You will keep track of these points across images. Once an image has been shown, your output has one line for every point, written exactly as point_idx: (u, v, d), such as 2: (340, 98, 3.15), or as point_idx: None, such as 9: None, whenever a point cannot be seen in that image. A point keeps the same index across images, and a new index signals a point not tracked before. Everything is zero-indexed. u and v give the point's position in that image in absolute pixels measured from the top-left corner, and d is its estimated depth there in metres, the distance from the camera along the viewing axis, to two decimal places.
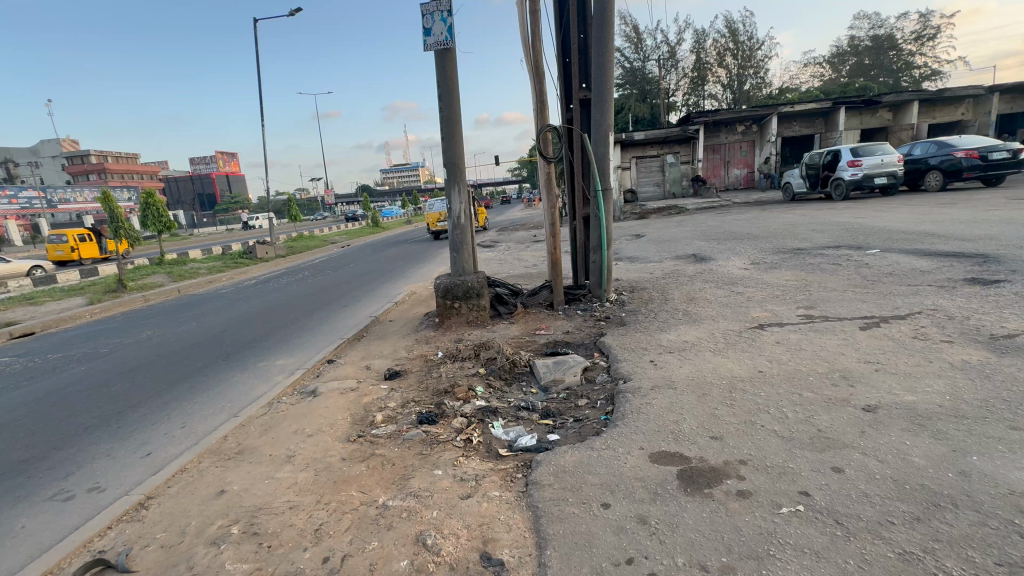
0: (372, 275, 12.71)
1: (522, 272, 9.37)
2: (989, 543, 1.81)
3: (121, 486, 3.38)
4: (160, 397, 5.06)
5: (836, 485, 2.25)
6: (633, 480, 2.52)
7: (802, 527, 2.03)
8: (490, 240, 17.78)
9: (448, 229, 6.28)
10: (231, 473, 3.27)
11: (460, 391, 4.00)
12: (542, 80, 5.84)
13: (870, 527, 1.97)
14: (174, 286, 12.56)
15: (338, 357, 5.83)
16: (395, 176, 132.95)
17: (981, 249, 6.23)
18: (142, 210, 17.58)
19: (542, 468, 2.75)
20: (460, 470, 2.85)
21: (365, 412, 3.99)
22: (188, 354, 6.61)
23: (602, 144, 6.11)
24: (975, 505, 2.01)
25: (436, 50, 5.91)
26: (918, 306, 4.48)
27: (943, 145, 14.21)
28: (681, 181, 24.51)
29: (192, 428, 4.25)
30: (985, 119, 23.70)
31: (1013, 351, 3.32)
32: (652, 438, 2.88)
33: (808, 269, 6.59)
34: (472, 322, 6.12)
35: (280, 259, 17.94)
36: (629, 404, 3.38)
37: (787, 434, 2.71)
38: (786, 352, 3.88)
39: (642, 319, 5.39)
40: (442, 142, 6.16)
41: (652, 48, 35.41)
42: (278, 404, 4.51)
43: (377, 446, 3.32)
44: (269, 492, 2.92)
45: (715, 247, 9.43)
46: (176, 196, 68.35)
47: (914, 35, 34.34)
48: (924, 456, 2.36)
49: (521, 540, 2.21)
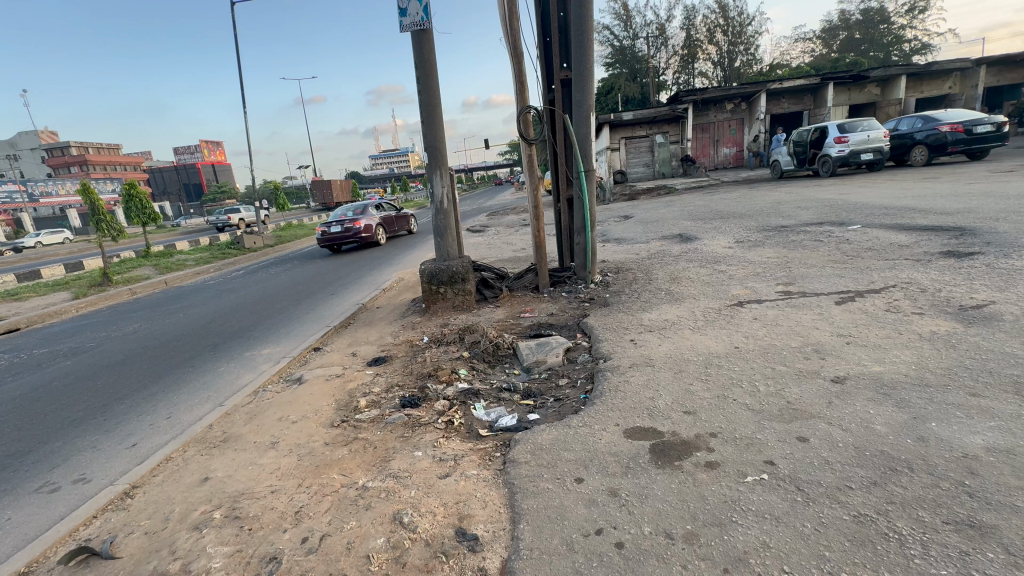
0: (360, 262, 12.69)
1: (510, 256, 9.42)
2: (939, 504, 1.88)
3: (106, 477, 3.41)
4: (146, 389, 5.07)
5: (800, 454, 2.31)
6: (606, 454, 2.58)
7: (764, 494, 2.10)
8: (480, 224, 17.66)
9: (431, 215, 6.24)
10: (215, 461, 3.32)
11: (443, 374, 4.06)
12: (521, 60, 5.75)
13: (830, 492, 2.04)
14: (161, 278, 12.48)
15: (325, 345, 5.87)
16: (385, 162, 131.96)
17: (957, 221, 6.33)
18: (125, 202, 17.14)
19: (520, 446, 2.81)
20: (440, 451, 2.90)
21: (350, 397, 4.03)
22: (173, 346, 6.57)
23: (585, 124, 6.03)
24: (930, 468, 2.08)
25: (412, 30, 5.79)
26: (893, 280, 4.54)
27: (930, 120, 14.28)
28: (670, 161, 24.45)
29: (178, 418, 4.28)
30: (972, 92, 23.71)
31: (979, 321, 3.39)
32: (627, 415, 2.95)
33: (791, 246, 6.67)
34: (458, 307, 6.14)
35: (269, 248, 17.82)
36: (607, 383, 3.44)
37: (758, 407, 2.78)
38: (762, 327, 3.96)
39: (625, 300, 5.44)
40: (421, 127, 6.09)
41: (642, 26, 35.04)
42: (264, 392, 4.55)
43: (361, 430, 3.37)
44: (252, 477, 2.97)
45: (701, 226, 9.48)
46: (162, 188, 67.80)
47: (907, 8, 33.97)
48: (885, 424, 2.43)
49: (495, 515, 2.27)
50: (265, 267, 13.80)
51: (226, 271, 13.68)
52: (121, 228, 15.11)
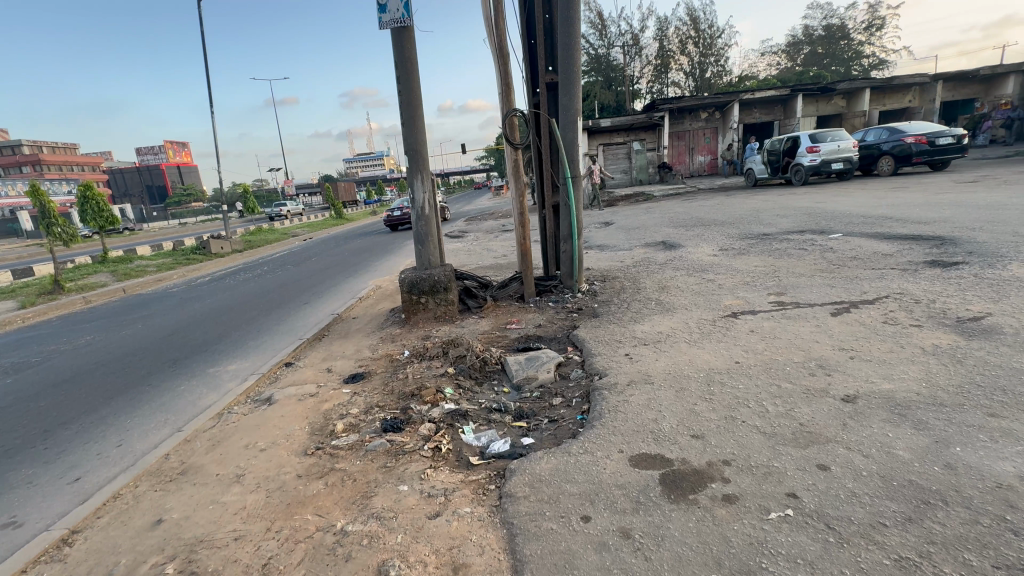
0: (335, 269, 12.21)
1: (491, 263, 9.17)
2: (985, 544, 1.73)
3: (42, 519, 2.99)
4: (96, 412, 4.60)
5: (824, 484, 2.14)
6: (613, 487, 2.35)
7: (793, 534, 1.91)
8: (459, 229, 17.35)
9: (412, 221, 5.95)
10: (171, 499, 2.95)
11: (427, 394, 3.76)
12: (506, 61, 5.55)
13: (863, 531, 1.87)
14: (119, 285, 11.71)
15: (297, 359, 5.48)
16: (359, 166, 130.20)
17: (935, 231, 6.43)
18: (80, 204, 16.06)
19: (516, 477, 2.56)
20: (427, 485, 2.61)
21: (325, 420, 3.70)
22: (128, 361, 6.04)
23: (571, 129, 5.87)
24: (965, 501, 1.94)
25: (392, 28, 5.51)
26: (885, 290, 4.50)
27: (895, 131, 14.74)
28: (647, 168, 24.70)
29: (129, 446, 3.85)
30: (930, 106, 24.82)
31: (979, 334, 3.33)
32: (631, 439, 2.73)
33: (776, 254, 6.65)
34: (440, 318, 5.85)
35: (237, 254, 17.04)
36: (605, 403, 3.22)
37: (770, 430, 2.61)
38: (761, 341, 3.82)
39: (615, 310, 5.26)
40: (401, 129, 5.80)
41: (617, 35, 35.51)
42: (229, 414, 4.16)
43: (338, 459, 3.05)
44: (213, 519, 2.62)
45: (683, 233, 9.47)
46: (122, 190, 64.88)
47: (866, 25, 35.55)
48: (907, 449, 2.29)
49: (494, 564, 2.01)
50: (233, 274, 13.15)
51: (191, 278, 12.97)
52: (74, 231, 14.14)
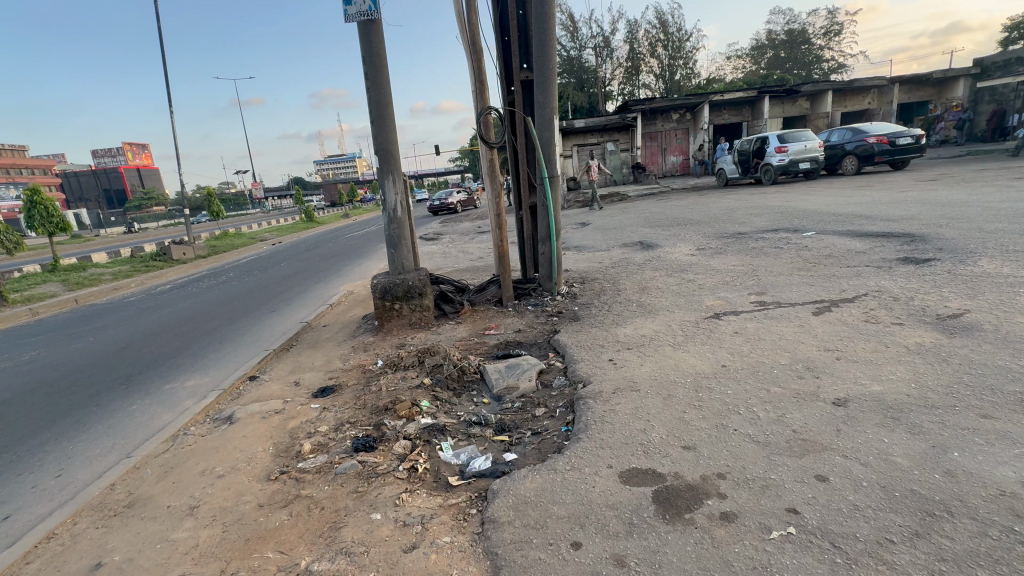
0: (305, 275, 11.75)
1: (467, 266, 8.95)
2: (996, 559, 1.64)
3: None
4: (33, 438, 4.17)
5: (825, 498, 2.03)
6: (604, 508, 2.19)
7: (798, 556, 1.79)
8: (434, 231, 17.04)
9: (384, 224, 5.68)
10: (114, 537, 2.64)
11: (402, 408, 3.52)
12: (480, 58, 5.36)
13: (870, 549, 1.76)
14: (70, 295, 10.98)
15: (263, 372, 5.15)
16: (331, 168, 127.69)
17: (904, 228, 6.55)
18: (26, 209, 14.99)
19: (499, 500, 2.37)
20: (403, 512, 2.40)
21: (291, 440, 3.42)
22: (75, 379, 5.58)
23: (547, 127, 5.72)
24: (970, 511, 1.85)
25: (359, 21, 5.26)
26: (863, 289, 4.49)
27: (858, 132, 15.22)
28: (621, 169, 24.87)
29: (70, 477, 3.48)
30: (888, 108, 25.80)
31: (961, 331, 3.32)
32: (620, 453, 2.58)
33: (752, 252, 6.68)
34: (416, 325, 5.61)
35: (200, 260, 16.29)
36: (591, 413, 3.07)
37: (763, 439, 2.50)
38: (745, 343, 3.73)
39: (596, 313, 5.13)
40: (371, 128, 5.53)
41: (588, 37, 35.68)
42: (185, 436, 3.82)
43: (304, 485, 2.79)
44: (160, 562, 2.34)
45: (660, 233, 9.46)
46: (76, 195, 61.55)
47: (824, 31, 36.88)
48: (905, 455, 2.21)
49: None
50: (195, 281, 12.50)
51: (149, 287, 12.26)
52: (18, 238, 13.15)
